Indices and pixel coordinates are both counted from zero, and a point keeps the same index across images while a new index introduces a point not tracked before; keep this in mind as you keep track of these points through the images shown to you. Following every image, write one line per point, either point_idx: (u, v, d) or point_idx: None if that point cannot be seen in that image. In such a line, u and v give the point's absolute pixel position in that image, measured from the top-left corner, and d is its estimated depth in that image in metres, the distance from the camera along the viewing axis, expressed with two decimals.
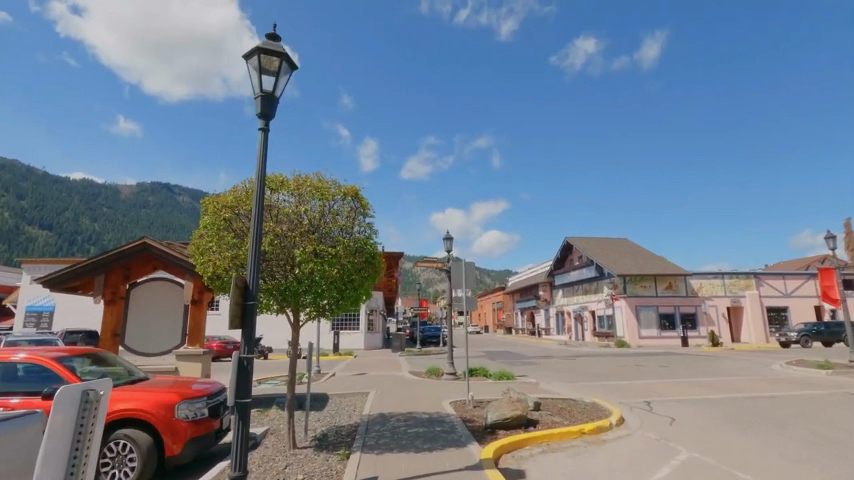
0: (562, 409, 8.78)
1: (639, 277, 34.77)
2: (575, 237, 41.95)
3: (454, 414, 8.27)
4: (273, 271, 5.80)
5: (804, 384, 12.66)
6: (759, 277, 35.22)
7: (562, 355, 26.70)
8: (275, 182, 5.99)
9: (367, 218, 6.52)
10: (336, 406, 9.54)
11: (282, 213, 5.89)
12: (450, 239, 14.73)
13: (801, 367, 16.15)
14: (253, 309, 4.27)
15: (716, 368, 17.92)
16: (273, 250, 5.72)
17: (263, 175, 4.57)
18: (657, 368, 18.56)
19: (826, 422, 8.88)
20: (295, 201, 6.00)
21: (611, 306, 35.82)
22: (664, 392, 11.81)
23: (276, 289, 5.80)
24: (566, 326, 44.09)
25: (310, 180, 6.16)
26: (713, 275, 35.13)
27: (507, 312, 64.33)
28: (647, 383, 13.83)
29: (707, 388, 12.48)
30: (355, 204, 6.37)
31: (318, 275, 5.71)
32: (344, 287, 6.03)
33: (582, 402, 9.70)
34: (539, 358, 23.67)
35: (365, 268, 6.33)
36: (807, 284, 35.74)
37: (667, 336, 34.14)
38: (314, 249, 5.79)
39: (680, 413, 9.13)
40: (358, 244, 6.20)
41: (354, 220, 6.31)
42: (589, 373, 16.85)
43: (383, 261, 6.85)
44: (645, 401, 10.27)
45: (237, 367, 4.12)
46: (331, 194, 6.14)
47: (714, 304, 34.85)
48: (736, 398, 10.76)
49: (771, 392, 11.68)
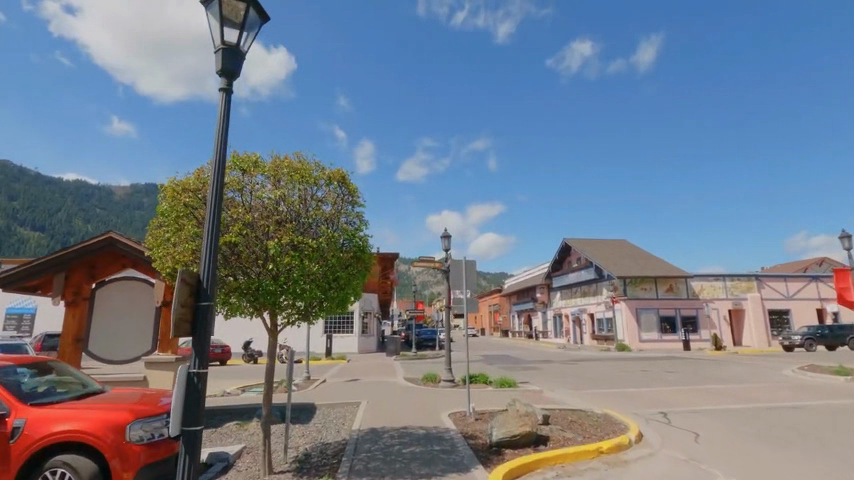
0: (572, 422, 7.94)
1: (639, 279, 34.12)
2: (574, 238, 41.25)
3: (454, 428, 7.46)
4: (244, 267, 4.94)
5: (824, 392, 11.90)
6: (760, 279, 34.58)
7: (563, 358, 25.88)
8: (246, 162, 5.08)
9: (356, 207, 5.67)
10: (324, 419, 8.66)
11: (255, 198, 5.02)
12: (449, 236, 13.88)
13: (817, 373, 15.33)
14: (207, 310, 3.38)
15: (725, 373, 17.17)
16: (244, 242, 4.86)
17: (223, 144, 3.71)
18: (663, 372, 17.81)
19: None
20: (270, 184, 5.09)
21: (611, 309, 35.07)
22: (678, 401, 11.01)
23: (248, 287, 4.92)
24: (564, 329, 43.35)
25: (289, 161, 5.26)
26: (714, 277, 34.48)
27: (504, 315, 63.59)
28: (654, 390, 13.07)
29: (721, 396, 11.69)
30: (342, 191, 5.52)
31: (297, 271, 4.86)
32: (329, 285, 5.18)
33: (593, 412, 8.87)
34: (538, 363, 22.96)
35: (354, 264, 5.49)
36: (809, 287, 35.10)
37: (668, 339, 33.48)
38: (291, 240, 4.91)
39: (702, 426, 8.30)
40: (345, 237, 5.35)
41: (341, 207, 5.46)
42: (593, 379, 16.01)
43: (375, 256, 6.01)
44: (659, 412, 9.47)
45: (185, 384, 3.22)
46: (314, 177, 5.26)
47: (715, 307, 34.22)
48: (759, 408, 9.95)
49: (791, 401, 10.89)
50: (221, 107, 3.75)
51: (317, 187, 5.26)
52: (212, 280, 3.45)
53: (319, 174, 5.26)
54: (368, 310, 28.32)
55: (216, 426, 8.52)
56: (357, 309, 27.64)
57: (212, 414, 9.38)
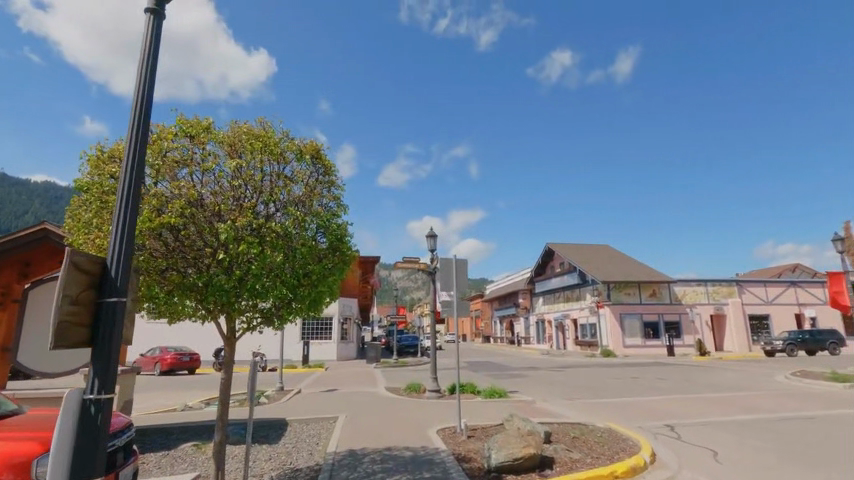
0: (575, 439, 7.08)
1: (623, 284, 33.78)
2: (556, 243, 40.91)
3: (445, 449, 6.55)
4: (191, 258, 3.95)
5: (825, 400, 11.34)
6: (740, 284, 34.67)
7: (548, 365, 25.15)
8: (196, 128, 4.10)
9: (332, 189, 4.73)
10: (295, 438, 7.64)
11: (205, 173, 4.01)
12: (434, 235, 13.00)
13: (812, 380, 14.82)
14: (114, 308, 2.41)
15: (718, 380, 16.60)
16: (191, 226, 3.87)
17: (148, 83, 2.78)
18: (655, 380, 17.13)
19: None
20: (225, 154, 4.09)
21: (595, 314, 34.67)
22: (680, 412, 10.28)
23: (196, 284, 3.93)
24: (547, 335, 42.89)
25: (250, 128, 4.28)
26: (696, 283, 34.45)
27: (485, 321, 62.95)
28: (650, 399, 12.38)
29: (722, 405, 11.02)
30: (315, 168, 4.58)
31: (258, 264, 3.88)
32: (299, 281, 4.23)
33: (595, 427, 8.07)
34: (525, 369, 22.24)
35: (330, 256, 4.55)
36: (788, 292, 35.24)
37: (652, 345, 33.23)
38: (250, 224, 3.94)
39: (714, 441, 7.55)
40: (317, 222, 4.38)
41: (316, 187, 4.51)
42: (584, 388, 15.21)
43: (356, 250, 5.09)
44: (665, 425, 8.71)
45: (77, 418, 2.23)
46: (282, 149, 4.30)
47: (698, 312, 34.12)
48: (768, 419, 9.27)
49: (797, 411, 10.21)
50: (148, 34, 2.87)
51: (285, 160, 4.31)
52: (123, 269, 2.46)
53: (286, 144, 4.30)
54: (348, 316, 27.13)
55: (168, 448, 7.33)
56: (335, 315, 26.41)
57: (166, 432, 8.19)
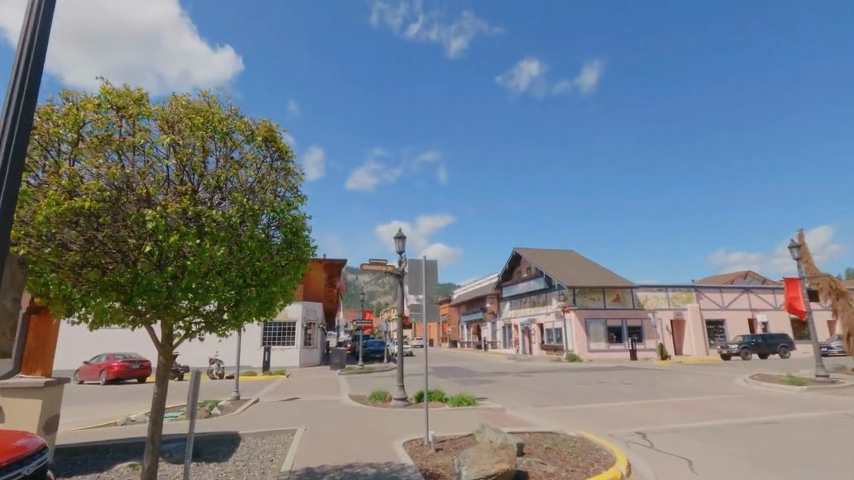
0: (548, 450, 6.75)
1: (588, 289, 34.27)
2: (523, 248, 41.18)
3: (412, 464, 6.08)
4: (115, 251, 3.34)
5: (787, 404, 11.53)
6: (698, 290, 35.82)
7: (515, 370, 25.00)
8: (124, 98, 3.51)
9: (289, 176, 4.23)
10: (248, 454, 6.97)
11: (133, 151, 3.42)
12: (403, 237, 12.51)
13: (771, 383, 15.16)
14: None
15: (681, 384, 16.78)
16: (113, 213, 3.27)
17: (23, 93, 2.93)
18: (621, 384, 17.17)
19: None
20: (160, 130, 3.51)
21: (561, 319, 34.98)
22: (650, 418, 10.17)
23: (121, 282, 3.34)
24: (514, 339, 43.05)
25: (191, 103, 3.73)
26: (657, 288, 35.32)
27: (452, 326, 62.74)
28: (619, 405, 12.28)
29: (690, 410, 11.02)
30: (268, 152, 4.07)
31: (195, 258, 3.31)
32: (246, 280, 3.71)
33: (567, 436, 7.79)
34: (492, 375, 21.98)
35: (285, 252, 4.04)
36: (742, 297, 36.63)
37: (615, 349, 33.79)
38: (186, 212, 3.38)
39: (686, 449, 7.41)
40: (270, 211, 3.88)
41: (270, 175, 4.01)
42: (552, 393, 15.03)
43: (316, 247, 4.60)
44: (637, 432, 8.54)
45: None
46: (228, 128, 3.77)
47: (659, 317, 34.97)
48: (736, 424, 9.25)
49: (762, 415, 10.25)
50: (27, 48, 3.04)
51: (233, 142, 3.78)
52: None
53: (234, 124, 3.78)
54: (312, 321, 26.22)
55: (100, 469, 6.49)
56: (299, 320, 25.47)
57: (100, 451, 7.32)
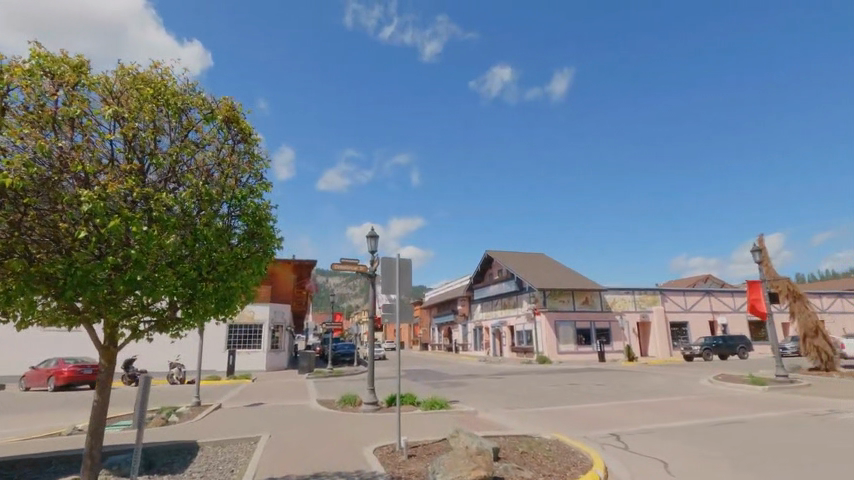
0: (524, 454, 6.56)
1: (558, 291, 34.71)
2: (495, 251, 41.43)
3: (384, 473, 5.76)
4: (44, 237, 2.99)
5: (752, 403, 11.77)
6: (663, 293, 36.83)
7: (486, 372, 24.95)
8: (62, 67, 3.18)
9: (253, 161, 3.96)
10: (206, 465, 6.49)
11: (67, 122, 3.09)
12: (375, 236, 12.16)
13: (734, 384, 15.59)
14: None
15: (649, 385, 17.04)
16: (43, 193, 2.93)
17: None
18: (592, 386, 17.29)
19: (826, 451, 7.38)
20: (102, 103, 3.20)
21: (532, 321, 35.30)
22: (625, 420, 10.14)
23: (52, 273, 2.98)
24: (484, 342, 43.21)
25: (139, 75, 3.45)
26: (624, 291, 36.11)
27: (424, 329, 62.52)
28: (592, 406, 12.27)
29: (661, 411, 11.09)
30: (229, 132, 3.81)
31: (141, 247, 2.97)
32: (201, 273, 3.40)
33: (542, 439, 7.63)
34: (464, 377, 21.84)
35: (246, 244, 3.76)
36: (704, 300, 37.87)
37: (584, 351, 34.31)
38: (130, 194, 3.06)
39: (661, 451, 7.35)
40: (230, 199, 3.61)
41: (231, 158, 3.75)
42: (524, 396, 14.95)
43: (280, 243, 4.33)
44: (611, 434, 8.47)
45: None
46: (182, 103, 3.49)
47: (625, 319, 35.75)
48: (707, 425, 9.33)
49: (730, 415, 10.40)
50: None
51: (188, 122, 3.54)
52: None
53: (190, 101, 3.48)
54: (279, 323, 25.44)
55: None
56: (266, 322, 24.66)
57: (40, 464, 6.63)
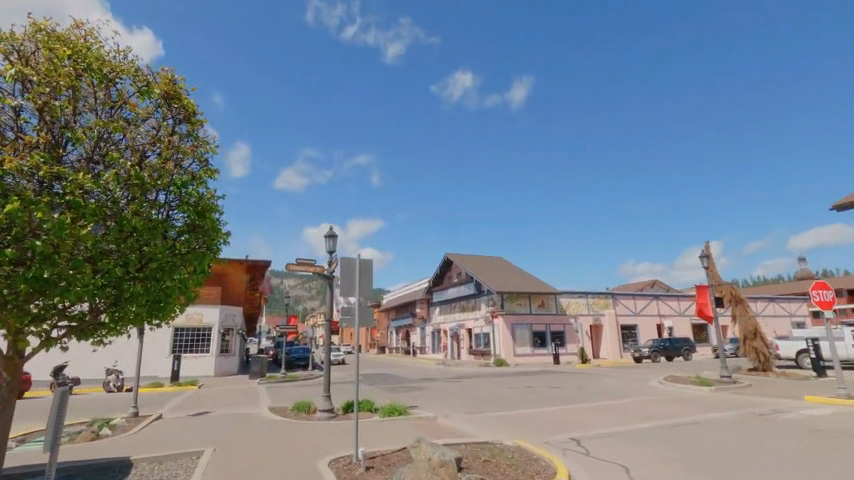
0: (486, 463, 6.37)
1: (515, 295, 35.17)
2: (454, 253, 41.55)
3: None
4: None
5: (701, 404, 12.16)
6: (614, 297, 38.14)
7: (444, 376, 24.80)
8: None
9: (189, 139, 4.62)
10: None
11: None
12: (333, 236, 11.68)
13: (683, 384, 16.17)
14: None
15: (603, 387, 17.41)
16: None
17: None
18: (550, 388, 17.45)
19: (774, 450, 7.63)
20: (27, 80, 3.82)
21: (489, 324, 35.56)
22: (584, 423, 10.16)
23: None
24: (442, 344, 43.21)
25: (75, 44, 4.08)
26: (578, 295, 37.11)
27: (382, 331, 61.85)
28: (550, 410, 12.29)
29: (617, 414, 11.22)
30: (165, 101, 4.48)
31: (52, 239, 3.39)
32: (127, 268, 3.94)
33: (504, 446, 7.47)
34: (422, 381, 21.54)
35: (186, 239, 4.43)
36: (652, 304, 39.49)
37: (539, 353, 34.89)
38: (40, 174, 3.54)
39: (620, 455, 7.36)
40: (164, 187, 4.21)
41: (169, 138, 4.40)
42: (482, 399, 14.86)
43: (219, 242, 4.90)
44: (571, 439, 8.44)
45: None
46: (110, 71, 4.21)
47: (579, 322, 36.69)
48: (662, 427, 9.47)
49: (683, 416, 10.65)
50: None
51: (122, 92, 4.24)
52: None
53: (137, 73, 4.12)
54: (229, 327, 24.20)
55: None
56: (215, 325, 23.44)
57: None
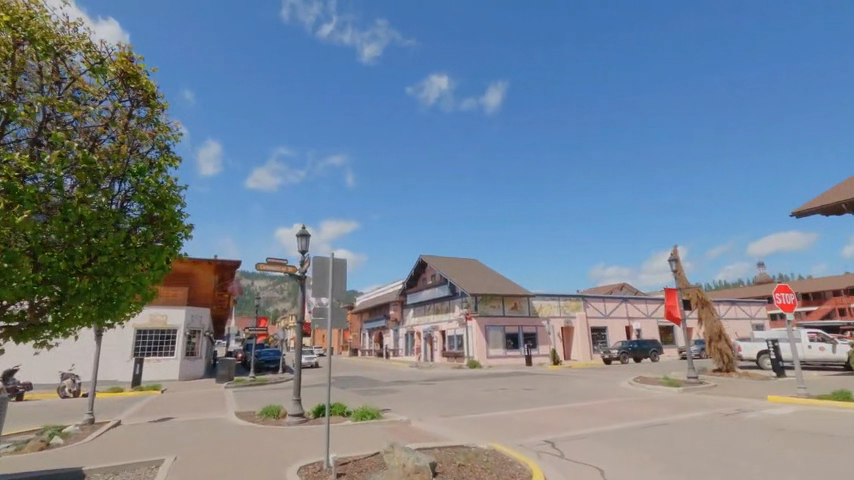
0: (461, 467, 6.24)
1: (489, 297, 35.34)
2: (429, 255, 41.47)
3: None
4: None
5: (670, 404, 12.38)
6: (585, 299, 38.82)
7: (418, 378, 24.61)
8: None
9: (145, 120, 4.76)
10: None
11: None
12: (306, 235, 11.36)
13: (652, 385, 16.48)
14: None
15: (575, 388, 17.59)
16: None
17: None
18: (523, 390, 17.50)
19: (743, 450, 7.76)
20: None
21: (463, 326, 35.57)
22: (557, 425, 10.16)
23: None
24: (415, 347, 43.03)
25: (25, 16, 3.99)
26: (550, 297, 37.57)
27: (354, 334, 61.22)
28: (524, 412, 12.28)
29: (590, 415, 11.29)
30: (123, 80, 4.58)
31: None
32: (75, 262, 3.96)
33: (478, 449, 7.37)
34: (396, 384, 21.28)
35: (143, 231, 4.51)
36: (621, 306, 40.36)
37: (512, 355, 35.11)
38: None
39: (594, 456, 7.36)
40: (115, 175, 4.31)
41: (125, 122, 4.56)
42: (455, 402, 14.75)
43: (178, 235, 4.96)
44: (545, 441, 8.41)
45: None
46: (61, 48, 4.19)
47: (551, 324, 37.13)
48: (634, 428, 9.55)
49: (653, 417, 10.79)
50: None
51: (74, 69, 4.31)
52: None
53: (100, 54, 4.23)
54: (196, 329, 23.35)
55: None
56: (181, 327, 22.56)
57: None
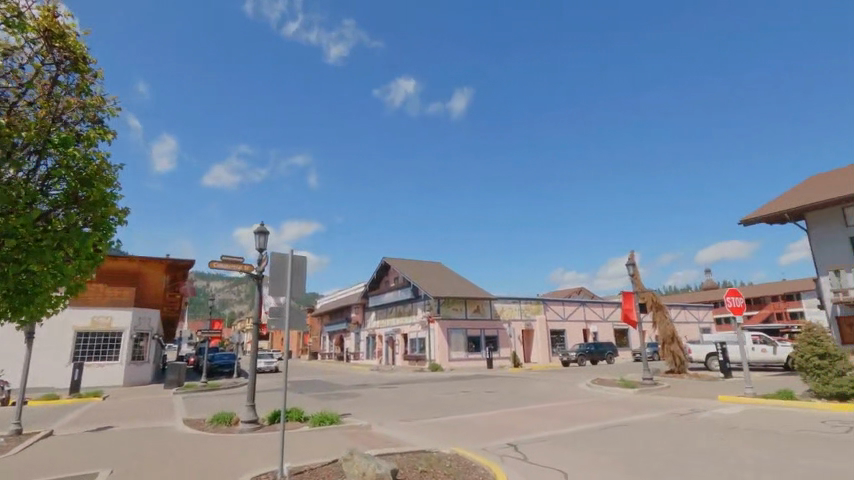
0: (424, 473, 6.01)
1: (451, 300, 35.39)
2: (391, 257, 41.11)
3: None
4: None
5: (627, 406, 12.62)
6: (545, 302, 39.53)
7: (379, 382, 24.19)
8: None
9: (70, 91, 5.39)
10: None
11: None
12: (264, 232, 10.83)
13: (609, 387, 16.83)
14: None
15: (535, 391, 17.73)
16: None
17: None
18: (485, 393, 17.48)
19: (698, 449, 7.94)
20: None
21: (425, 329, 35.37)
22: (519, 427, 10.11)
23: None
24: (376, 350, 42.50)
25: None
26: (511, 300, 38.01)
27: (314, 337, 59.88)
28: (486, 415, 12.19)
29: (551, 417, 11.34)
30: (49, 40, 5.15)
31: None
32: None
33: (441, 454, 7.16)
34: (356, 388, 20.81)
35: (66, 214, 5.32)
36: (579, 310, 41.36)
37: (473, 358, 35.24)
38: None
39: (557, 459, 7.31)
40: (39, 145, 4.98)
41: (49, 87, 5.21)
42: (417, 406, 14.49)
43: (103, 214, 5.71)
44: (508, 444, 8.31)
45: None
46: None
47: (512, 327, 37.54)
48: (594, 430, 9.61)
49: (612, 418, 10.93)
50: None
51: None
52: None
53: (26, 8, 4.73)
54: (144, 332, 22.00)
55: None
56: (126, 330, 21.23)
57: None
